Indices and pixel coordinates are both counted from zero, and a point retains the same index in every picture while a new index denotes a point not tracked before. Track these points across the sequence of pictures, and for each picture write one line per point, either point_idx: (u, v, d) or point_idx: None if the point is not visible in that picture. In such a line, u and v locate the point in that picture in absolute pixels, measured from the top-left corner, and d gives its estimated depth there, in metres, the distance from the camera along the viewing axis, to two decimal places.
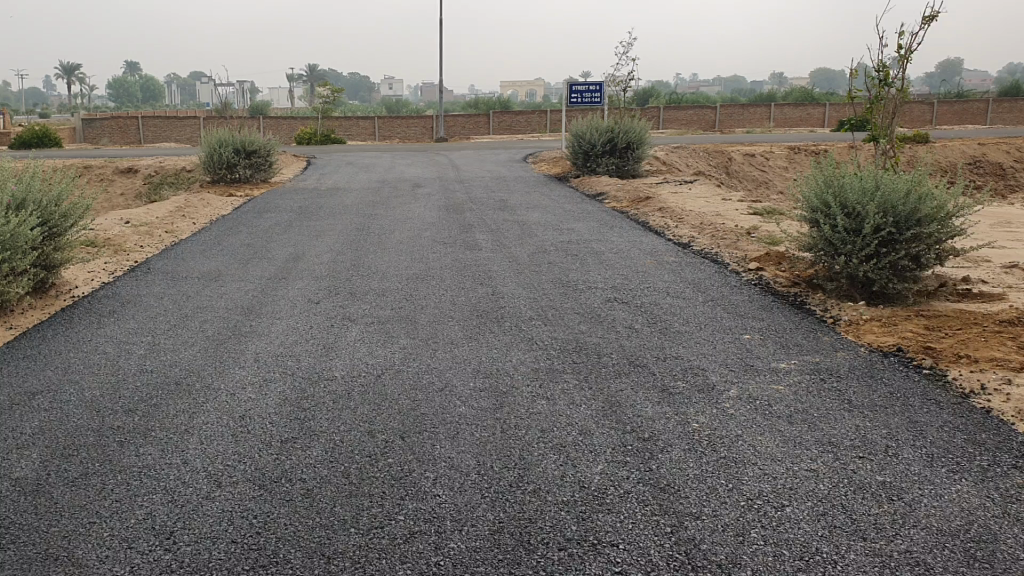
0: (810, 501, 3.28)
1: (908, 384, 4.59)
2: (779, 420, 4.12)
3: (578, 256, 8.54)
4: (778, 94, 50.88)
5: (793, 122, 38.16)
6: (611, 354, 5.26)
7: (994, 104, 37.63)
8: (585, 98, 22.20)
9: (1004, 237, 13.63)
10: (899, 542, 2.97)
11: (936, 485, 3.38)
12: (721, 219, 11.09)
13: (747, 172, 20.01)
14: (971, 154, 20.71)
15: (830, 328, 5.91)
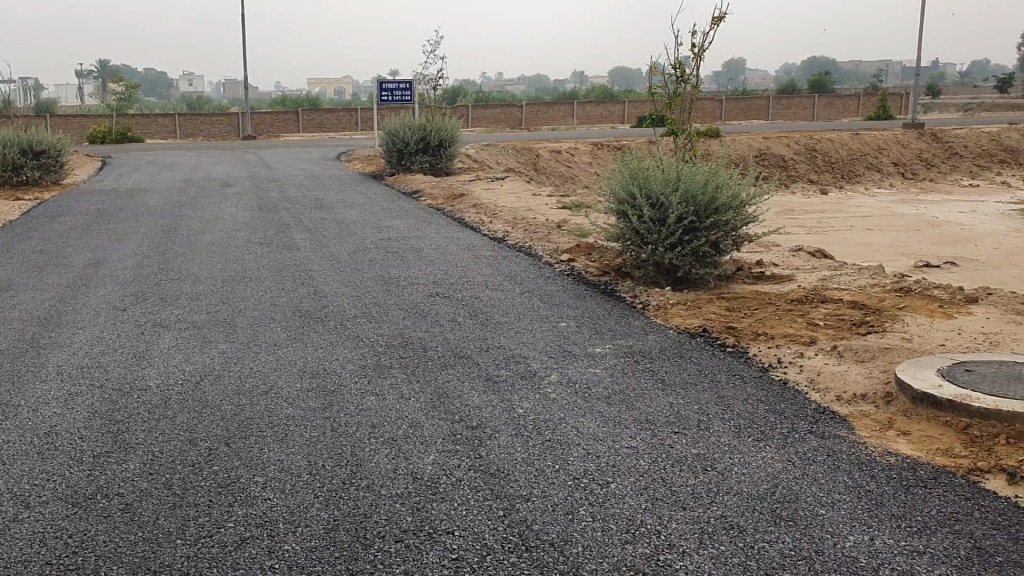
0: (633, 476, 3.46)
1: (713, 361, 4.91)
2: (598, 402, 4.32)
3: (399, 253, 8.54)
4: (581, 91, 52.63)
5: (596, 119, 39.60)
6: (436, 347, 5.31)
7: (774, 101, 40.54)
8: (396, 95, 22.12)
9: (789, 224, 14.75)
10: (714, 508, 3.19)
11: (744, 454, 3.64)
12: (533, 214, 11.39)
13: (554, 168, 20.58)
14: (758, 148, 22.24)
15: (640, 312, 6.22)
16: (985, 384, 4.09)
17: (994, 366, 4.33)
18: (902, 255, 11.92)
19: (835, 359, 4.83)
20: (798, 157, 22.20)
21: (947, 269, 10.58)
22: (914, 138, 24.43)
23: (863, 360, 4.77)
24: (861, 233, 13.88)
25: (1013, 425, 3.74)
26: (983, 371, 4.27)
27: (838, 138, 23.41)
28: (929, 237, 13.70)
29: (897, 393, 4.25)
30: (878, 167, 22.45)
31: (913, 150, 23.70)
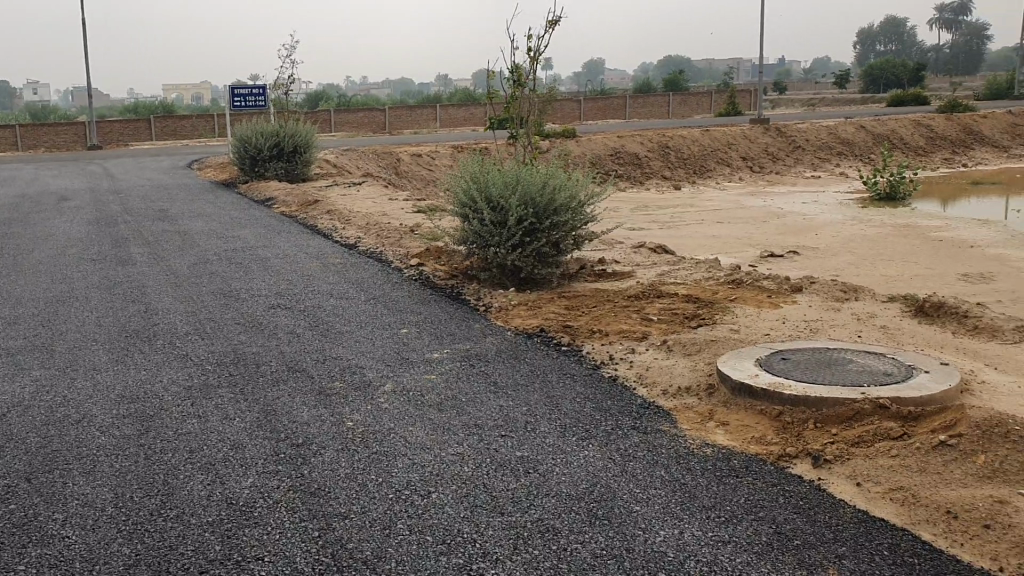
0: (455, 485, 3.45)
1: (546, 361, 5.05)
2: (430, 410, 4.30)
3: (243, 264, 8.29)
4: (444, 95, 52.56)
5: (459, 122, 39.68)
6: (270, 362, 5.16)
7: (632, 100, 41.52)
8: (250, 101, 21.52)
9: (643, 219, 15.12)
10: (532, 512, 3.19)
11: (568, 453, 3.70)
12: (387, 218, 11.28)
13: (415, 172, 20.47)
14: (613, 146, 22.65)
15: (482, 315, 6.28)
16: (797, 369, 4.53)
17: (802, 356, 4.79)
18: (748, 246, 12.40)
19: (665, 353, 5.10)
20: (651, 154, 22.73)
21: (789, 259, 11.07)
22: (759, 133, 25.42)
23: (691, 353, 5.06)
24: (710, 227, 14.34)
25: (820, 409, 4.16)
26: (794, 359, 4.70)
27: (689, 134, 24.14)
28: (774, 227, 14.31)
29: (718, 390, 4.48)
30: (727, 162, 23.30)
31: (760, 145, 24.68)
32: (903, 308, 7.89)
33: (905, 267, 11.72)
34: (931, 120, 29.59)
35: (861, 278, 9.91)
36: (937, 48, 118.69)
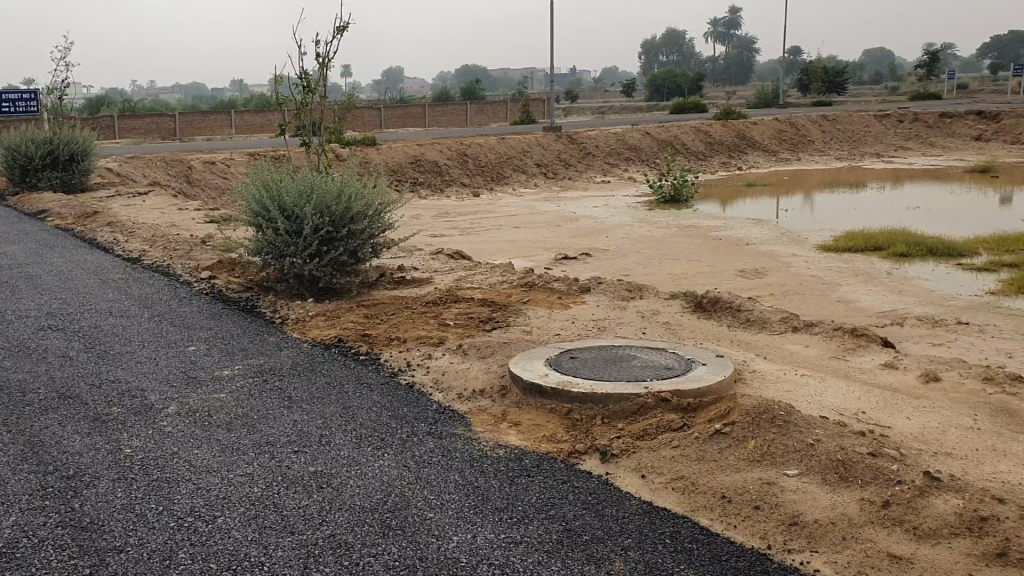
0: (242, 506, 3.33)
1: (343, 372, 5.10)
2: (217, 429, 4.13)
3: (9, 283, 7.62)
4: (238, 102, 50.58)
5: (255, 130, 38.79)
6: (37, 390, 4.74)
7: (431, 108, 41.65)
8: (20, 107, 19.85)
9: (443, 225, 15.17)
10: (323, 529, 3.19)
11: (363, 465, 3.76)
12: (174, 230, 10.70)
13: (208, 180, 19.53)
14: (413, 154, 22.49)
15: (277, 328, 6.11)
16: (585, 369, 5.20)
17: (587, 358, 5.42)
18: (543, 249, 12.72)
19: (461, 357, 5.50)
20: (451, 162, 22.83)
21: (583, 260, 11.47)
22: (553, 140, 26.13)
23: (485, 355, 5.51)
24: (507, 232, 14.61)
25: (607, 406, 4.82)
26: (580, 361, 5.34)
27: (486, 142, 24.45)
28: (567, 231, 14.77)
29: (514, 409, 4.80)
30: (522, 169, 23.85)
31: (553, 152, 25.39)
32: (683, 305, 8.51)
33: (687, 265, 12.47)
34: (708, 126, 31.58)
35: (647, 277, 10.46)
36: (713, 61, 126.86)
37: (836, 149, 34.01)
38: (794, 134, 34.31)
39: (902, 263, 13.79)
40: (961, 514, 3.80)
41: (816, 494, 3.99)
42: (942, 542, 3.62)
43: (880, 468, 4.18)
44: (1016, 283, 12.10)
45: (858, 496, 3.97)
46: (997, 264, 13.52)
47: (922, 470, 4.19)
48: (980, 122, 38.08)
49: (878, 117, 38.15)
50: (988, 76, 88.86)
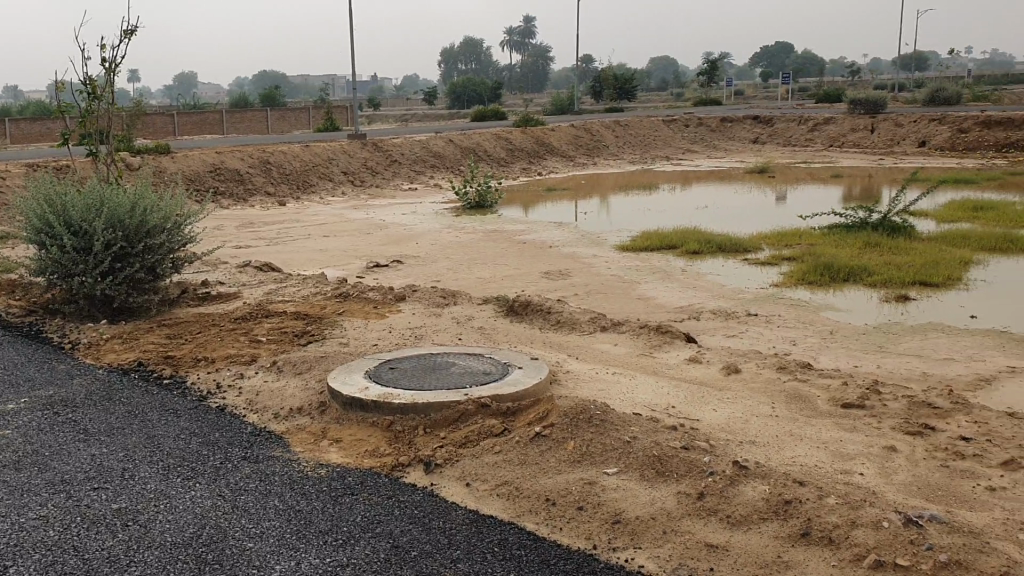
0: (39, 553, 3.61)
1: (144, 400, 5.38)
2: (7, 471, 4.33)
3: None
4: (10, 106, 46.63)
5: (32, 139, 35.98)
6: None
7: (228, 114, 40.11)
8: None
9: (247, 236, 14.72)
10: (130, 569, 3.52)
11: (171, 498, 4.12)
12: None
13: None
14: (211, 162, 21.43)
15: (68, 353, 6.25)
16: (405, 379, 5.56)
17: (406, 367, 5.77)
18: (353, 257, 12.62)
19: (275, 375, 5.93)
20: (253, 169, 22.07)
21: (395, 267, 11.49)
22: (358, 147, 25.81)
23: (301, 371, 5.94)
24: (314, 241, 14.28)
25: (429, 415, 5.17)
26: (399, 371, 5.68)
27: (289, 149, 23.80)
28: (377, 238, 14.69)
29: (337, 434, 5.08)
30: (328, 177, 23.43)
31: (359, 159, 25.11)
32: (497, 309, 8.63)
33: (496, 268, 12.75)
34: (510, 132, 32.24)
35: (459, 282, 10.55)
36: (512, 67, 129.57)
37: (629, 153, 35.70)
38: (591, 139, 35.65)
39: (694, 260, 14.66)
40: (768, 500, 4.26)
41: (637, 490, 4.41)
42: (752, 528, 4.08)
43: (694, 461, 4.63)
44: (795, 275, 13.10)
45: (675, 489, 4.41)
46: (778, 257, 14.60)
47: (732, 459, 4.64)
48: (757, 126, 40.99)
49: (667, 122, 40.23)
50: (762, 85, 95.69)
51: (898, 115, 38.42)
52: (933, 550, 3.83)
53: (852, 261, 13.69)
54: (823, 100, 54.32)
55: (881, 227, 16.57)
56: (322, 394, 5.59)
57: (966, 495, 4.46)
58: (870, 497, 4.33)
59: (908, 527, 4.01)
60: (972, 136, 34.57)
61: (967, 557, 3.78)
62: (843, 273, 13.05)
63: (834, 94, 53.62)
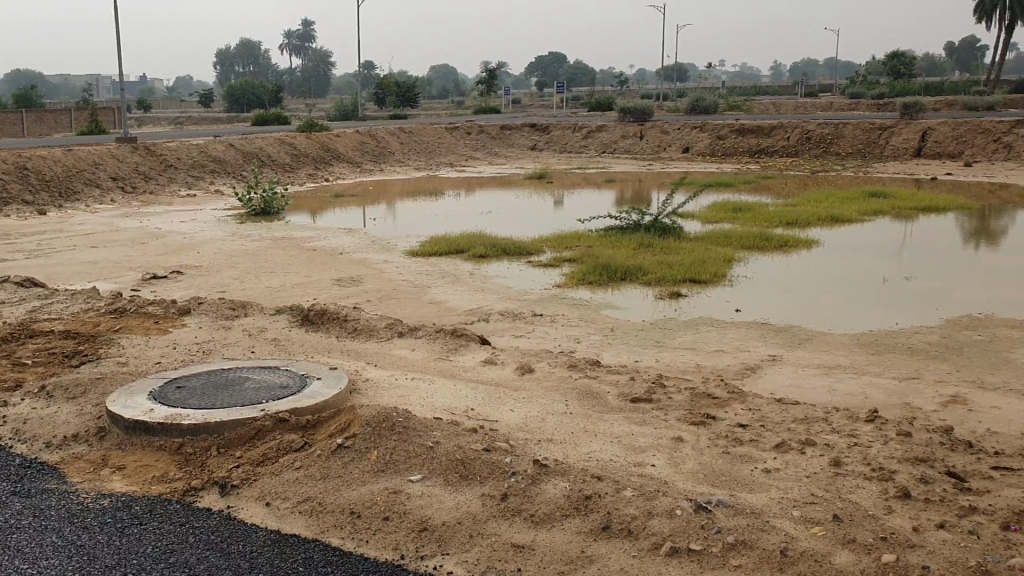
0: None
1: None
2: None
3: None
4: None
5: None
6: None
7: None
8: None
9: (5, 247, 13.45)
10: None
11: None
12: None
13: None
14: None
15: None
16: (193, 397, 5.40)
17: (195, 385, 5.61)
18: (128, 268, 11.86)
19: (46, 403, 5.63)
20: (8, 176, 20.19)
21: (176, 278, 10.89)
22: (129, 151, 24.20)
23: (76, 396, 5.68)
24: (82, 253, 13.28)
25: (223, 434, 5.05)
26: (188, 390, 5.52)
27: (49, 153, 21.93)
28: (154, 247, 13.85)
29: (119, 453, 5.01)
30: (94, 184, 21.88)
31: (130, 164, 23.60)
32: (289, 320, 8.40)
33: (284, 276, 12.39)
34: (293, 137, 31.41)
35: (247, 292, 10.15)
36: (292, 71, 126.52)
37: (414, 159, 35.84)
38: (377, 145, 35.46)
39: (481, 263, 14.93)
40: (569, 496, 4.41)
41: (441, 496, 4.47)
42: (555, 526, 4.20)
43: (497, 462, 4.74)
44: (576, 276, 13.64)
45: (479, 492, 4.50)
46: (560, 260, 15.13)
47: (533, 459, 4.75)
48: (535, 133, 42.34)
49: (450, 128, 40.67)
50: (538, 93, 99.02)
51: (663, 123, 40.94)
52: (721, 533, 4.09)
53: (627, 261, 14.43)
54: (594, 108, 56.98)
55: (652, 229, 17.58)
56: (104, 420, 5.32)
57: (745, 478, 4.80)
58: (663, 487, 4.57)
59: (698, 514, 4.26)
60: (728, 144, 37.44)
61: (751, 536, 4.06)
62: (620, 273, 13.73)
63: (605, 104, 56.36)
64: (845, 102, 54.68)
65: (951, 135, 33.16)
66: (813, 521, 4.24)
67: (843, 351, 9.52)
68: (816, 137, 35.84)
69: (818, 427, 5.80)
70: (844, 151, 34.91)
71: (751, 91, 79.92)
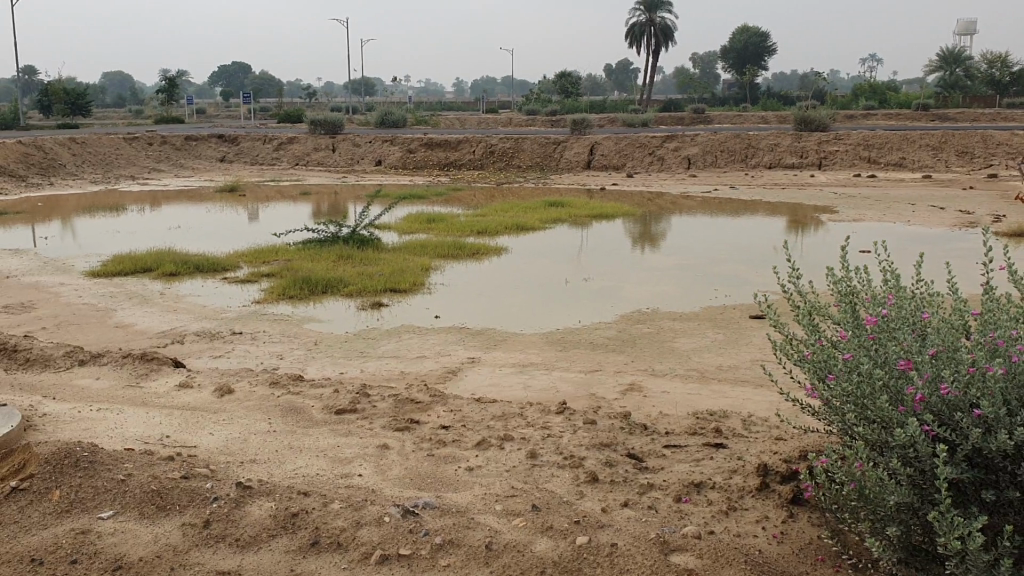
0: None
1: None
2: None
3: None
4: None
5: None
6: None
7: None
8: None
9: None
10: None
11: None
12: None
13: None
14: None
15: None
16: None
17: None
18: None
19: None
20: None
21: None
22: None
23: None
24: None
25: None
26: None
27: None
28: None
29: None
30: None
31: None
32: None
33: None
34: None
35: None
36: None
37: (89, 172, 33.18)
38: (44, 158, 32.41)
39: (173, 282, 14.14)
40: (275, 516, 4.32)
41: (137, 530, 4.19)
42: (263, 547, 4.09)
43: (197, 489, 4.52)
44: (276, 291, 13.32)
45: (178, 522, 4.26)
46: (257, 274, 14.68)
47: (235, 482, 4.60)
48: (223, 145, 40.74)
49: (128, 138, 37.96)
50: (222, 104, 95.24)
51: (354, 136, 41.03)
52: (428, 535, 4.20)
53: (327, 274, 14.32)
54: (283, 120, 55.87)
55: (351, 240, 17.57)
56: None
57: (450, 478, 4.95)
58: (371, 496, 4.61)
59: (405, 518, 4.35)
60: (418, 157, 38.30)
61: (457, 535, 4.21)
62: (320, 286, 13.58)
63: (295, 115, 55.61)
64: (522, 118, 58.13)
65: (615, 150, 36.31)
66: (513, 513, 4.47)
67: (535, 350, 10.13)
68: (500, 151, 37.74)
69: (514, 422, 6.13)
70: (525, 164, 37.02)
71: (436, 106, 82.38)
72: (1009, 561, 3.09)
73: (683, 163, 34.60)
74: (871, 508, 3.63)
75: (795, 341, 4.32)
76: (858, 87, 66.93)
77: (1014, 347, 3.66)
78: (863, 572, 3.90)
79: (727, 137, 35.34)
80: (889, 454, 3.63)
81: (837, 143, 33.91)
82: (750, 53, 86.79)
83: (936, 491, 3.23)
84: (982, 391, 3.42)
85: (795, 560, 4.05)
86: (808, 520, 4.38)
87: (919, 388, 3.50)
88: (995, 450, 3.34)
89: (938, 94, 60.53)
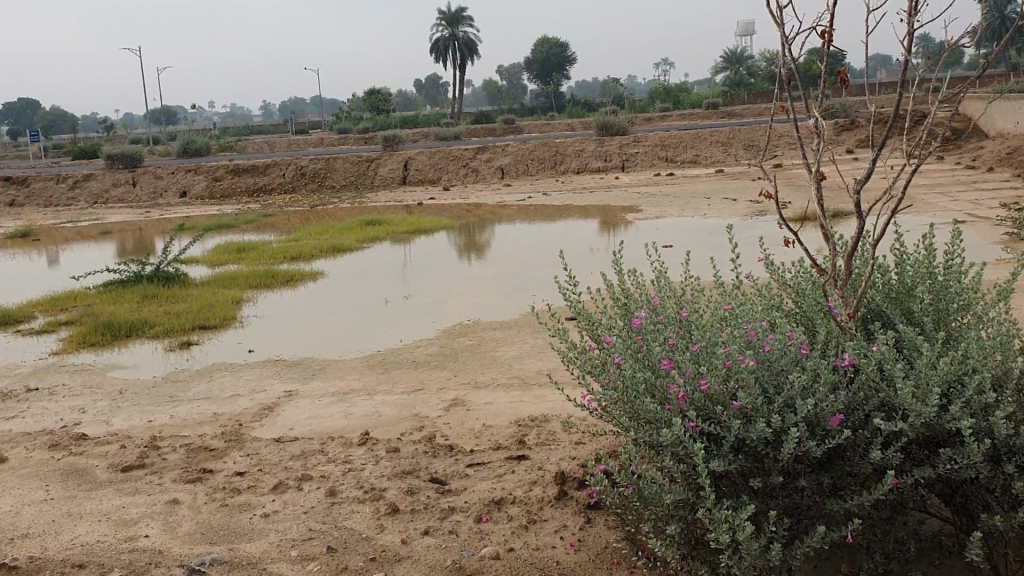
0: None
1: None
2: None
3: None
4: None
5: None
6: None
7: None
8: None
9: None
10: None
11: None
12: None
13: None
14: None
15: None
16: None
17: None
18: None
19: None
20: None
21: None
22: None
23: None
24: None
25: None
26: None
27: None
28: None
29: None
30: None
31: None
32: None
33: None
34: None
35: None
36: None
37: None
38: None
39: None
40: None
41: None
42: None
43: None
44: (75, 339, 12.43)
45: None
46: (53, 323, 13.66)
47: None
48: (11, 188, 37.87)
49: None
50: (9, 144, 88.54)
51: (154, 167, 39.12)
52: None
53: (131, 316, 13.52)
54: (77, 156, 52.59)
55: (155, 278, 16.67)
56: None
57: (244, 528, 4.73)
58: (156, 559, 4.34)
59: None
60: (226, 184, 36.91)
61: None
62: (123, 329, 12.79)
63: (90, 151, 52.47)
64: (332, 138, 57.37)
65: (428, 164, 36.41)
66: (308, 558, 4.31)
67: (355, 375, 9.94)
68: (311, 172, 37.04)
69: (316, 459, 5.95)
70: (339, 184, 36.49)
71: (243, 130, 79.92)
72: (775, 544, 3.29)
73: (496, 173, 35.13)
74: (651, 508, 3.77)
75: (575, 349, 4.46)
76: (653, 90, 70.47)
77: (768, 337, 3.93)
78: (654, 569, 4.02)
79: (535, 146, 36.21)
80: (664, 453, 3.78)
81: (637, 144, 35.47)
82: (552, 63, 89.34)
83: (708, 483, 3.40)
84: (738, 382, 3.64)
85: (592, 565, 4.13)
86: (603, 524, 4.48)
87: (681, 387, 3.66)
88: (755, 438, 3.55)
89: (724, 93, 64.56)
